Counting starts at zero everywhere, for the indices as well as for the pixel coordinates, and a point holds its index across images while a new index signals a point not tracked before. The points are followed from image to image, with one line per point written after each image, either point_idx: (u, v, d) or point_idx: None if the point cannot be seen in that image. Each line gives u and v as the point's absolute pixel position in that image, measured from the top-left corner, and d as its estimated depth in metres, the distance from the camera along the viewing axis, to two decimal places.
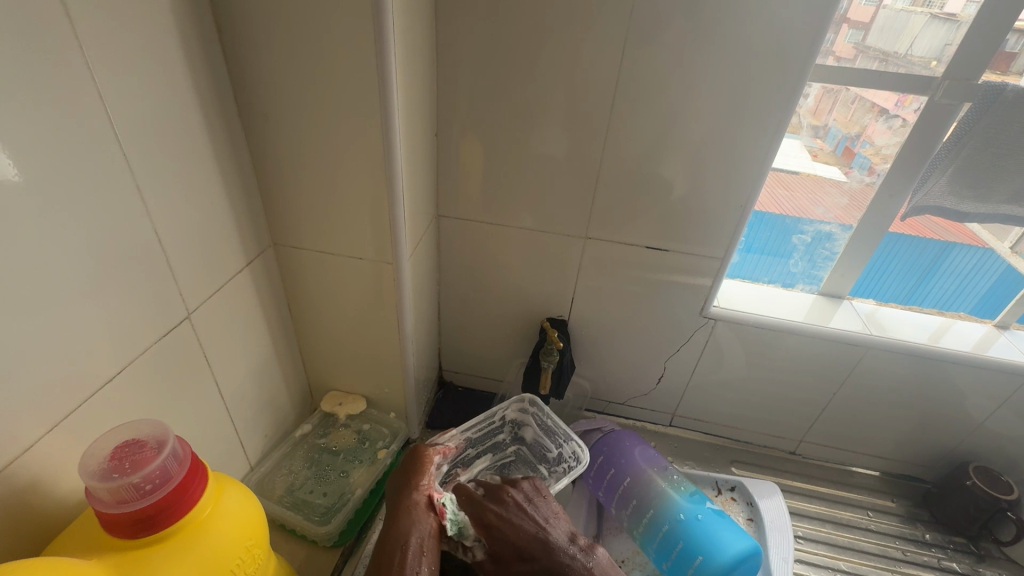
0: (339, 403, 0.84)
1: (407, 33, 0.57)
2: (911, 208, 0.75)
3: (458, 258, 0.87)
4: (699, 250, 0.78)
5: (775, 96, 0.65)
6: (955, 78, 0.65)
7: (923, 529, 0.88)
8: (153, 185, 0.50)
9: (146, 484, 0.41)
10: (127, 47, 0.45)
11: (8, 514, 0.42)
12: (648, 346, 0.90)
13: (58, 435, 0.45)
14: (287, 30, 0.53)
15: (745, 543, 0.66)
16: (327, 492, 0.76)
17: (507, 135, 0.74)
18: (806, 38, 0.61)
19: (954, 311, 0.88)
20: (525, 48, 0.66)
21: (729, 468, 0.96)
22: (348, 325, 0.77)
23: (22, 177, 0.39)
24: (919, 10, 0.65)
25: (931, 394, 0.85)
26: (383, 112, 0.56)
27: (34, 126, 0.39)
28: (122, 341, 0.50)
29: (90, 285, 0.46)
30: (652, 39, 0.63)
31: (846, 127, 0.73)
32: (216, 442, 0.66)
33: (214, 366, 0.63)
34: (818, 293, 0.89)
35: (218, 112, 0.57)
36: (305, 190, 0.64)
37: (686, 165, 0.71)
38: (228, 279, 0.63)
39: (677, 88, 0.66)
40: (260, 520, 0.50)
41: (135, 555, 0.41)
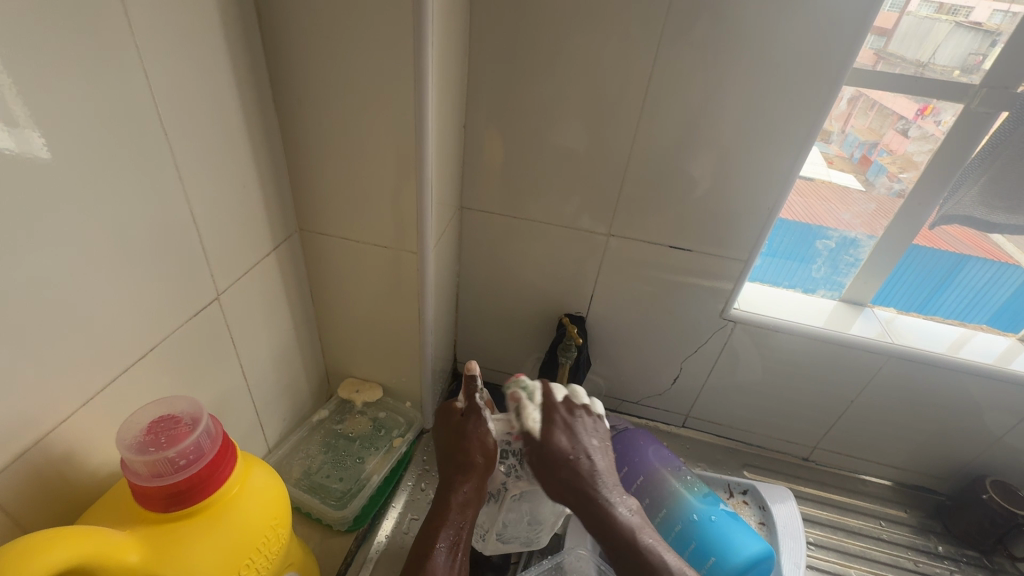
0: (357, 389, 0.85)
1: (444, 21, 0.57)
2: (939, 217, 0.75)
3: (479, 250, 0.87)
4: (722, 252, 0.78)
5: (809, 97, 0.64)
6: (992, 86, 0.64)
7: (936, 541, 0.88)
8: (187, 164, 0.50)
9: (180, 459, 0.42)
10: (171, 28, 0.45)
11: (43, 483, 0.43)
12: (665, 346, 0.90)
13: (92, 409, 0.46)
14: (326, 17, 0.53)
15: (757, 546, 0.67)
16: (344, 477, 0.77)
17: (534, 129, 0.73)
18: (846, 38, 0.59)
19: (973, 323, 0.87)
20: (558, 41, 0.66)
21: (741, 472, 0.96)
22: (369, 313, 0.78)
23: (65, 153, 0.39)
24: (943, 18, 0.65)
25: (948, 405, 0.85)
26: (416, 101, 0.56)
27: (81, 105, 0.39)
28: (154, 320, 0.50)
29: (122, 261, 0.46)
30: (687, 36, 0.63)
31: (865, 135, 0.73)
32: (237, 422, 0.66)
33: (238, 349, 0.63)
34: (840, 299, 0.88)
35: (253, 96, 0.57)
36: (334, 177, 0.64)
37: (715, 165, 0.71)
38: (255, 263, 0.63)
39: (710, 87, 0.65)
40: (285, 500, 0.51)
41: (167, 528, 0.42)
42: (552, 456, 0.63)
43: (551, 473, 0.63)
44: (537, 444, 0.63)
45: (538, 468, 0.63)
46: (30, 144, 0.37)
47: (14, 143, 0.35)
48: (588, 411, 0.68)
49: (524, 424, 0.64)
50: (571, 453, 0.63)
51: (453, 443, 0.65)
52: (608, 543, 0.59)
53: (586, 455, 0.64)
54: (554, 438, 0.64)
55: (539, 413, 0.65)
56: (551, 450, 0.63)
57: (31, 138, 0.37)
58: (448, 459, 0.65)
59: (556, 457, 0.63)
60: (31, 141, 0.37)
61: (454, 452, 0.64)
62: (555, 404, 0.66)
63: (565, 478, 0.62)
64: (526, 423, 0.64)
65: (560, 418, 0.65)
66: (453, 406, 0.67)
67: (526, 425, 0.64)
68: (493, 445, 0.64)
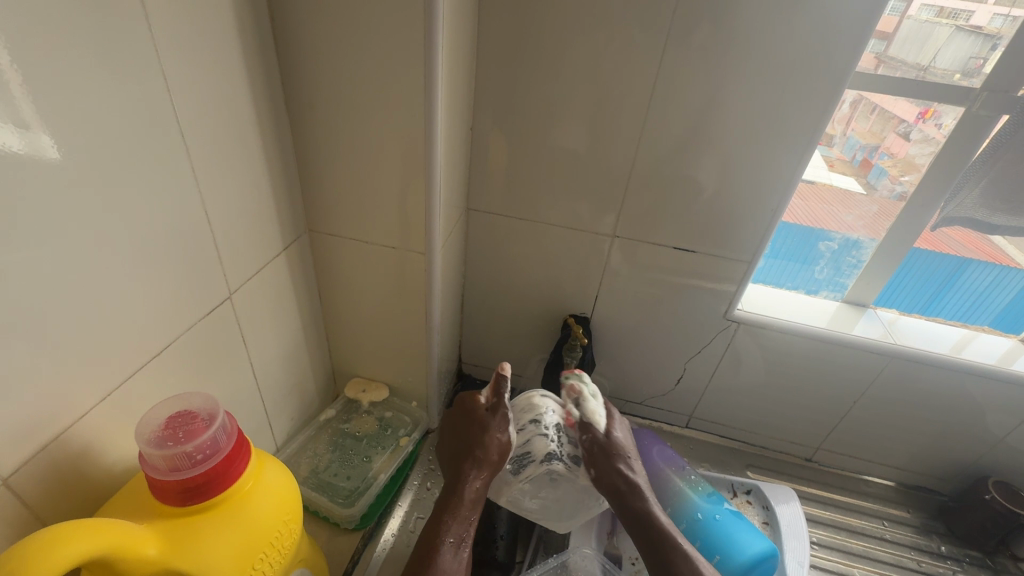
0: (363, 389, 0.86)
1: (453, 25, 0.58)
2: (942, 218, 0.75)
3: (484, 252, 0.88)
4: (726, 253, 0.78)
5: (812, 100, 0.65)
6: (992, 90, 0.65)
7: (939, 541, 0.88)
8: (201, 165, 0.51)
9: (197, 454, 0.42)
10: (187, 32, 0.46)
11: (61, 477, 0.44)
12: (669, 346, 0.91)
13: (108, 405, 0.47)
14: (337, 21, 0.54)
15: (762, 544, 0.67)
16: (351, 476, 0.78)
17: (539, 131, 0.74)
18: (849, 42, 0.60)
19: (976, 324, 0.87)
20: (564, 45, 0.67)
21: (744, 473, 0.96)
22: (376, 314, 0.78)
23: (84, 154, 0.40)
24: (944, 21, 0.65)
25: (951, 405, 0.85)
26: (426, 104, 0.57)
27: (100, 107, 0.40)
28: (168, 319, 0.51)
29: (137, 259, 0.47)
30: (691, 40, 0.64)
31: (866, 139, 0.74)
32: (246, 420, 0.67)
33: (248, 348, 0.64)
34: (842, 300, 0.89)
35: (265, 98, 0.58)
36: (343, 178, 0.65)
37: (720, 167, 0.72)
38: (265, 263, 0.64)
39: (715, 90, 0.66)
40: (297, 496, 0.51)
41: (183, 521, 0.42)
42: (613, 447, 0.65)
43: (608, 463, 0.65)
44: (597, 434, 0.66)
45: (593, 460, 0.65)
46: (39, 145, 0.37)
47: (22, 143, 0.36)
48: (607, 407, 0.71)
49: (588, 413, 0.67)
50: (625, 447, 0.66)
51: (466, 434, 0.66)
52: (651, 546, 0.60)
53: (633, 453, 0.67)
54: (612, 431, 0.67)
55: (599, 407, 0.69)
56: (612, 442, 0.66)
57: (40, 139, 0.37)
58: (456, 454, 0.65)
59: (614, 449, 0.65)
60: (40, 141, 0.37)
61: (466, 445, 0.65)
62: (608, 405, 0.72)
63: (621, 470, 0.64)
64: (590, 414, 0.67)
65: (615, 416, 0.70)
66: (475, 400, 0.69)
67: (589, 416, 0.67)
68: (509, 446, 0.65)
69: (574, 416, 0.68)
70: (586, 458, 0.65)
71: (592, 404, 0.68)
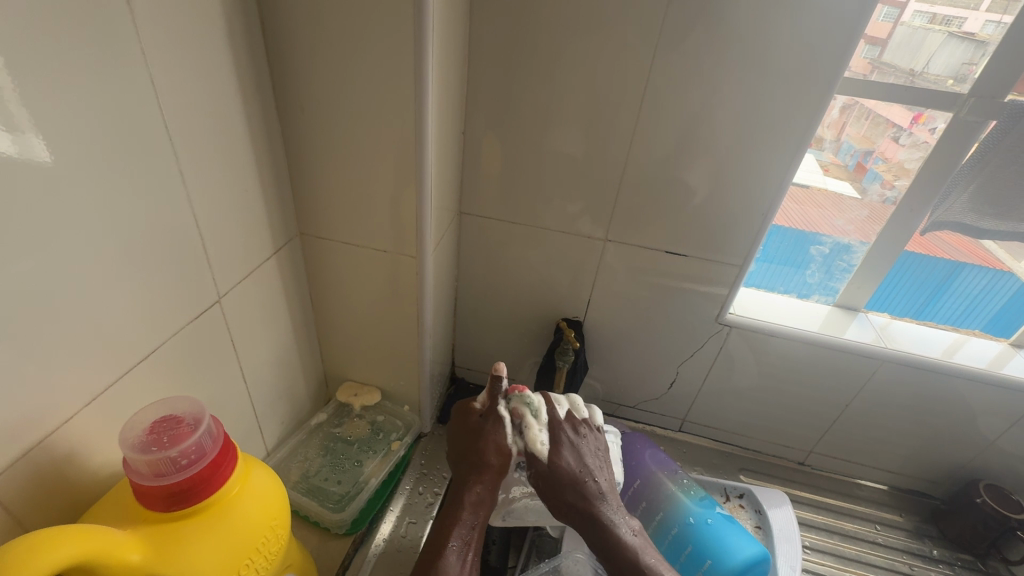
0: (355, 393, 0.85)
1: (444, 30, 0.58)
2: (931, 223, 0.76)
3: (477, 255, 0.88)
4: (718, 257, 0.79)
5: (802, 105, 0.65)
6: (980, 95, 0.66)
7: (931, 545, 0.89)
8: (190, 168, 0.51)
9: (183, 458, 0.42)
10: (177, 35, 0.46)
11: (44, 483, 0.44)
12: (662, 350, 0.91)
13: (94, 410, 0.47)
14: (328, 24, 0.54)
15: (753, 549, 0.67)
16: (342, 480, 0.77)
17: (532, 135, 0.75)
18: (838, 48, 0.61)
19: (967, 329, 0.88)
20: (555, 49, 0.67)
21: (737, 476, 0.96)
22: (368, 317, 0.78)
23: (71, 156, 0.40)
24: (936, 28, 0.66)
25: (942, 409, 0.85)
26: (417, 108, 0.57)
27: (88, 110, 0.40)
28: (156, 323, 0.51)
29: (124, 262, 0.46)
30: (682, 45, 0.64)
31: (860, 143, 0.74)
32: (236, 424, 0.67)
33: (238, 351, 0.64)
34: (834, 304, 0.89)
35: (256, 101, 0.58)
36: (335, 182, 0.65)
37: (711, 171, 0.72)
38: (256, 266, 0.64)
39: (706, 94, 0.67)
40: (284, 501, 0.51)
41: (169, 527, 0.42)
42: (560, 479, 0.62)
43: (557, 496, 0.62)
44: (543, 466, 0.63)
45: (546, 490, 0.63)
46: (31, 149, 0.37)
47: (14, 147, 0.36)
48: (589, 424, 0.69)
49: (533, 443, 0.64)
50: (579, 473, 0.63)
51: (468, 442, 0.66)
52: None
53: (588, 473, 0.63)
54: (560, 459, 0.63)
55: (543, 434, 0.65)
56: (558, 472, 0.63)
57: (32, 142, 0.37)
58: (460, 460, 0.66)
59: (561, 478, 0.62)
60: (32, 145, 0.37)
61: (467, 453, 0.65)
62: (558, 424, 0.66)
63: (573, 502, 0.62)
64: (532, 444, 0.64)
65: (566, 438, 0.65)
66: (472, 407, 0.69)
67: (531, 446, 0.64)
68: (510, 448, 0.65)
69: (516, 447, 0.65)
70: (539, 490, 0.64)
71: (535, 430, 0.65)
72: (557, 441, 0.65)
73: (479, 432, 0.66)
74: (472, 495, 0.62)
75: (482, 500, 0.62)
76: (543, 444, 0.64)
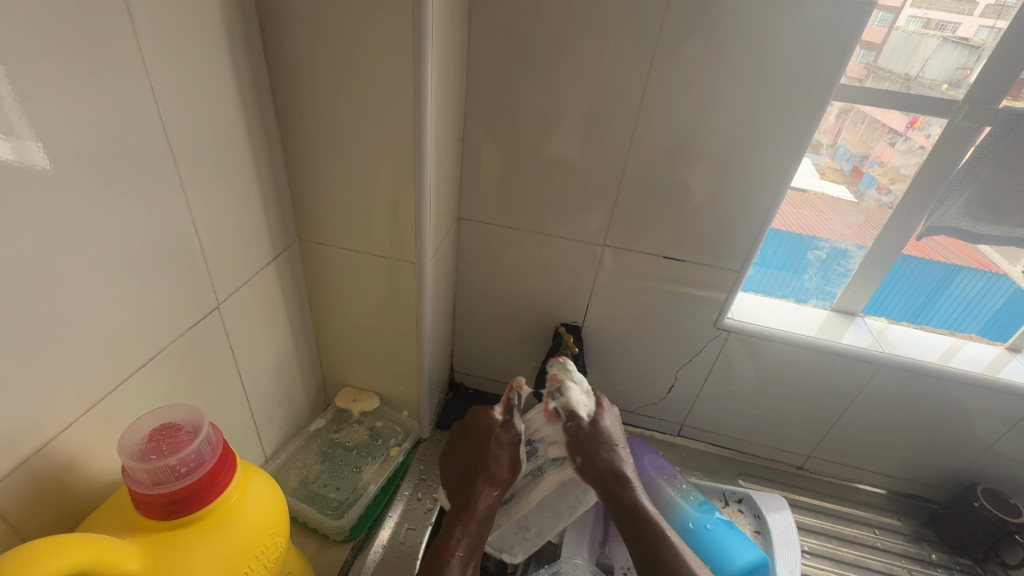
0: (353, 399, 0.85)
1: (443, 36, 0.59)
2: (926, 229, 0.76)
3: (476, 260, 0.88)
4: (716, 262, 0.79)
5: (798, 111, 0.66)
6: (974, 102, 0.66)
7: (930, 549, 0.89)
8: (189, 174, 0.51)
9: (181, 466, 0.42)
10: (176, 42, 0.46)
11: (42, 492, 0.44)
12: (660, 355, 0.91)
13: (92, 418, 0.46)
14: (327, 31, 0.55)
15: (752, 554, 0.67)
16: (341, 486, 0.77)
17: (530, 141, 0.75)
18: (834, 54, 0.61)
19: (964, 332, 0.88)
20: (553, 56, 0.68)
21: (736, 481, 0.96)
22: (367, 323, 0.78)
23: (71, 163, 0.40)
24: (931, 33, 0.67)
25: (940, 413, 0.86)
26: (416, 114, 0.58)
27: (87, 117, 0.40)
28: (155, 329, 0.51)
29: (123, 269, 0.46)
30: (679, 51, 0.65)
31: (856, 147, 0.74)
32: (234, 430, 0.67)
33: (237, 357, 0.64)
34: (832, 309, 0.89)
35: (255, 108, 0.58)
36: (333, 187, 0.65)
37: (708, 176, 0.72)
38: (254, 272, 0.64)
39: (703, 100, 0.67)
40: (283, 508, 0.51)
41: (166, 536, 0.42)
42: (597, 439, 0.64)
43: (590, 454, 0.64)
44: (583, 425, 0.64)
45: (576, 449, 0.64)
46: (28, 153, 0.37)
47: (11, 151, 0.36)
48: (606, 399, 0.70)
49: (578, 405, 0.64)
50: (611, 437, 0.64)
51: (473, 454, 0.65)
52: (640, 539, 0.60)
53: (618, 442, 0.65)
54: (600, 420, 0.65)
55: (583, 395, 0.66)
56: (598, 433, 0.64)
57: (29, 147, 0.37)
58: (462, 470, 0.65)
59: (600, 439, 0.64)
60: (29, 150, 0.37)
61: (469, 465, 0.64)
62: (597, 394, 0.67)
63: (606, 460, 0.63)
64: (574, 403, 0.64)
65: (603, 404, 0.66)
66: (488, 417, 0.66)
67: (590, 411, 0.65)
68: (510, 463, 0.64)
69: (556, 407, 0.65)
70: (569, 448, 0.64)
71: (576, 393, 0.65)
72: (594, 406, 0.66)
73: (482, 446, 0.64)
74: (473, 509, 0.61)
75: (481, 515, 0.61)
76: (584, 406, 0.65)
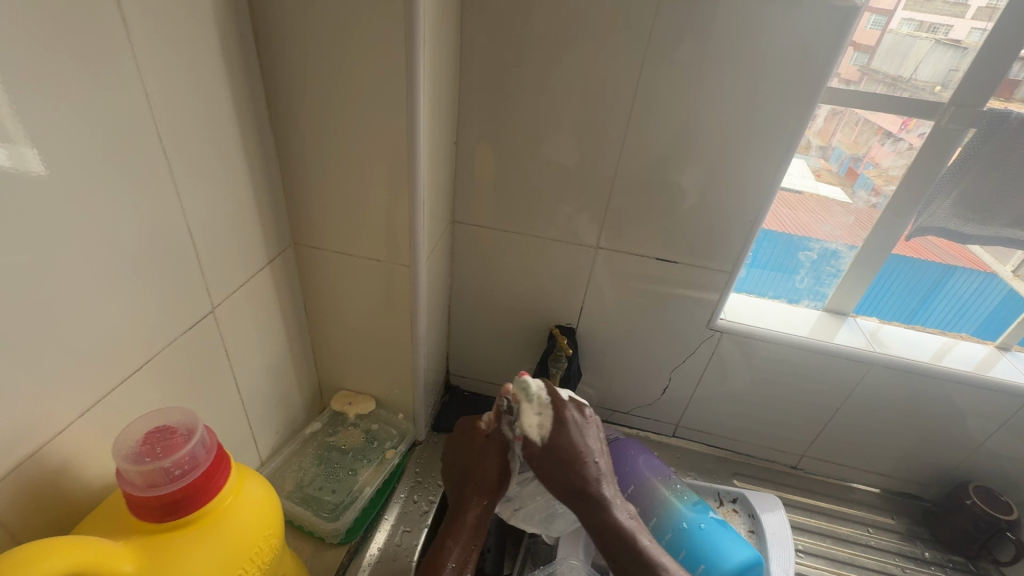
0: (349, 402, 0.86)
1: (435, 42, 0.59)
2: (914, 230, 0.77)
3: (470, 263, 0.89)
4: (709, 263, 0.80)
5: (786, 114, 0.67)
6: (959, 104, 0.67)
7: (923, 547, 0.89)
8: (183, 179, 0.51)
9: (176, 469, 0.42)
10: (170, 49, 0.47)
11: (37, 495, 0.44)
12: (655, 355, 0.91)
13: (88, 421, 0.47)
14: (321, 37, 0.55)
15: (745, 553, 0.68)
16: (337, 489, 0.77)
17: (523, 144, 0.76)
18: (820, 58, 0.62)
19: (957, 332, 0.89)
20: (545, 60, 0.69)
21: (731, 481, 0.97)
22: (362, 326, 0.79)
23: (66, 169, 0.40)
24: (924, 35, 0.67)
25: (931, 412, 0.86)
26: (408, 118, 0.58)
27: (82, 124, 0.41)
28: (150, 333, 0.51)
29: (118, 273, 0.47)
30: (668, 56, 0.65)
31: (851, 148, 0.76)
32: (229, 434, 0.67)
33: (232, 361, 0.64)
34: (824, 309, 0.90)
35: (249, 113, 0.59)
36: (328, 192, 0.66)
37: (700, 178, 0.73)
38: (250, 276, 0.65)
39: (692, 103, 0.68)
40: (278, 510, 0.51)
41: (161, 537, 0.42)
42: (561, 458, 0.64)
43: (558, 473, 0.64)
44: (540, 446, 0.64)
45: (540, 469, 0.65)
46: (25, 160, 0.37)
47: (8, 158, 0.36)
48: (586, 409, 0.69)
49: (535, 424, 0.64)
50: (582, 452, 0.64)
51: (469, 462, 0.69)
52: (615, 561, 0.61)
53: (589, 454, 0.65)
54: (561, 438, 0.64)
55: (540, 415, 0.64)
56: (562, 451, 0.64)
57: (26, 153, 0.37)
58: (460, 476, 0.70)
59: (558, 456, 0.64)
60: (26, 156, 0.37)
61: (467, 471, 0.69)
62: (558, 404, 0.65)
63: (574, 478, 0.64)
64: (528, 427, 0.64)
65: (570, 417, 0.65)
66: (477, 427, 0.70)
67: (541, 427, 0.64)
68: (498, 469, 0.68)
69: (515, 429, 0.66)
70: (535, 469, 0.66)
71: (530, 410, 0.64)
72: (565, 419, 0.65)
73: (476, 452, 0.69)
74: (463, 516, 0.66)
75: (474, 523, 0.66)
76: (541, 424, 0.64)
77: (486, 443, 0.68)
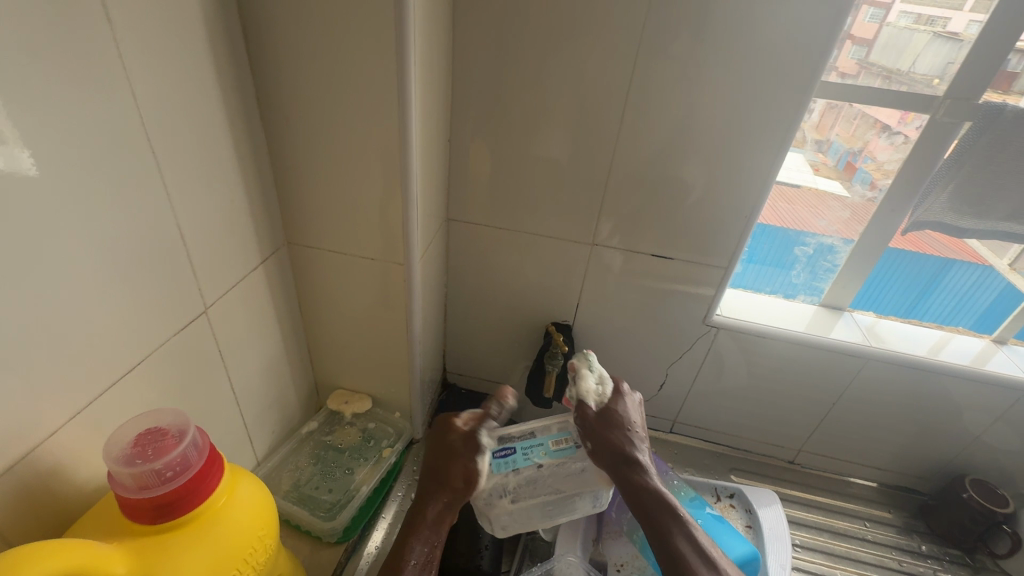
0: (346, 401, 0.85)
1: (426, 38, 0.59)
2: (913, 223, 0.77)
3: (466, 261, 0.88)
4: (704, 259, 0.79)
5: (781, 108, 0.66)
6: (956, 97, 0.67)
7: (920, 540, 0.90)
8: (174, 179, 0.51)
9: (168, 471, 0.42)
10: (159, 48, 0.47)
11: (29, 497, 0.44)
12: (651, 351, 0.91)
13: (79, 423, 0.47)
14: (310, 34, 0.55)
15: (742, 548, 0.68)
16: (334, 488, 0.77)
17: (517, 140, 0.75)
18: (815, 51, 0.62)
19: (954, 326, 0.89)
20: (538, 56, 0.68)
21: (729, 476, 0.97)
22: (357, 324, 0.78)
23: (55, 170, 0.40)
24: (922, 28, 0.67)
25: (928, 406, 0.86)
26: (400, 116, 0.58)
27: (71, 125, 0.41)
28: (143, 333, 0.51)
29: (109, 274, 0.47)
30: (661, 50, 0.65)
31: (848, 142, 0.75)
32: (225, 434, 0.67)
33: (227, 361, 0.64)
34: (820, 304, 0.90)
35: (240, 111, 0.58)
36: (320, 189, 0.66)
37: (695, 174, 0.73)
38: (243, 276, 0.64)
39: (686, 99, 0.68)
40: (272, 511, 0.51)
41: (154, 539, 0.42)
42: (610, 423, 0.64)
43: (603, 437, 0.63)
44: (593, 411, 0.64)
45: (587, 436, 0.64)
46: (17, 161, 0.37)
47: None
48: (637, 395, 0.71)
49: (592, 390, 0.65)
50: (626, 423, 0.64)
51: (440, 458, 0.64)
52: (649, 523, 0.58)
53: (632, 426, 0.64)
54: (614, 408, 0.65)
55: (597, 385, 0.66)
56: (609, 419, 0.64)
57: (17, 154, 0.37)
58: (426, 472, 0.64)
59: (610, 423, 0.64)
60: (17, 157, 0.37)
61: (437, 468, 0.63)
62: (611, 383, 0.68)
63: (617, 443, 0.62)
64: (585, 391, 0.65)
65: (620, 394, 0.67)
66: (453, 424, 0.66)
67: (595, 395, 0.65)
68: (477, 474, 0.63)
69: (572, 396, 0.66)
70: (581, 433, 0.64)
71: (589, 379, 0.66)
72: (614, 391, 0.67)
73: (451, 450, 0.64)
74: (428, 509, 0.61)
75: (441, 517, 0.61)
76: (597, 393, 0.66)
77: (462, 444, 0.64)
